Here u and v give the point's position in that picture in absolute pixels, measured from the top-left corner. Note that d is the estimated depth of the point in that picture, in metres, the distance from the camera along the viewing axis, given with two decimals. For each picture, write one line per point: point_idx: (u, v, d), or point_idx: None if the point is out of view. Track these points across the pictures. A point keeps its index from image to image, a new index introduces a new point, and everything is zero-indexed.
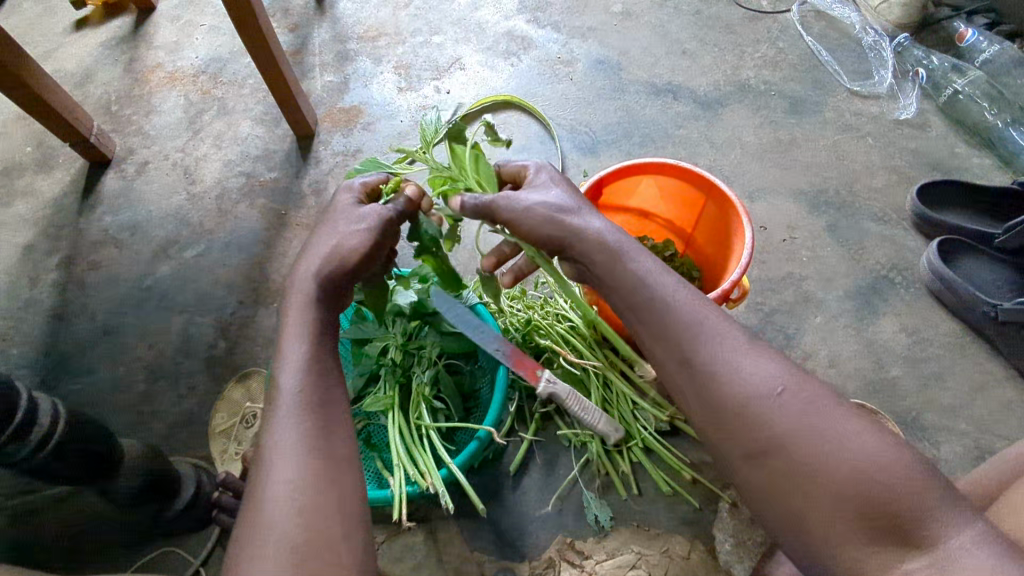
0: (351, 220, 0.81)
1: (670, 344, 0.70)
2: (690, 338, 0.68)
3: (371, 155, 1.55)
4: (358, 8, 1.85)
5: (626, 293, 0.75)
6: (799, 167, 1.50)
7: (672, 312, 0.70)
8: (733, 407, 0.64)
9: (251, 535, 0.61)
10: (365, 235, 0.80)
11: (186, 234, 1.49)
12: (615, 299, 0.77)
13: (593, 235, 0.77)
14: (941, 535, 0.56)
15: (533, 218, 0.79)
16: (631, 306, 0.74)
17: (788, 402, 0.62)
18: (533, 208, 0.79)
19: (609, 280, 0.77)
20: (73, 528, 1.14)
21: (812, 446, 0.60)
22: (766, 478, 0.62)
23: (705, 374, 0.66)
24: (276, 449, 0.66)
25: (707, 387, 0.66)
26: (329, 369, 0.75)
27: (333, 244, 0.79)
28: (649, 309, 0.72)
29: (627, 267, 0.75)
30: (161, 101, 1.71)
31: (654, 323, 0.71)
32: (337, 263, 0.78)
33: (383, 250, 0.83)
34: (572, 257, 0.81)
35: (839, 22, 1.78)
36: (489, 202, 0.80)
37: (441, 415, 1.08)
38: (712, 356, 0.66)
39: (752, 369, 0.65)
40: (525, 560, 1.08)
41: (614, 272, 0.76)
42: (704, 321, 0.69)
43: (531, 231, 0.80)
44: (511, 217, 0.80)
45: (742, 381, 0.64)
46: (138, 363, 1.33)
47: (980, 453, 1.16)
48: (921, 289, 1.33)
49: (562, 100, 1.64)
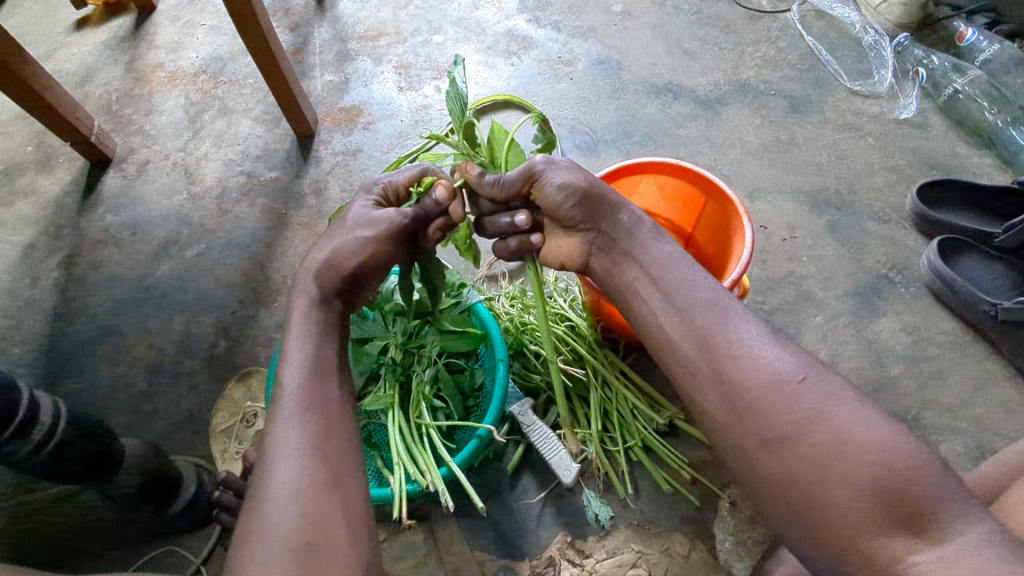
0: (355, 226, 0.85)
1: (691, 329, 0.71)
2: (713, 320, 0.70)
3: (371, 155, 1.55)
4: (359, 8, 1.85)
5: (654, 270, 0.79)
6: (798, 167, 1.50)
7: (695, 292, 0.73)
8: (751, 393, 0.65)
9: (252, 532, 0.61)
10: (366, 243, 0.84)
11: (186, 234, 1.49)
12: (636, 279, 0.81)
13: (627, 216, 0.85)
14: (952, 530, 0.55)
15: (560, 182, 0.84)
16: (657, 285, 0.78)
17: (810, 388, 0.63)
18: (566, 175, 0.84)
19: (637, 258, 0.82)
20: (71, 527, 1.14)
21: (831, 434, 0.61)
22: (783, 466, 0.63)
23: (726, 357, 0.67)
24: (280, 446, 0.67)
25: (726, 370, 0.67)
26: (331, 370, 0.76)
27: (336, 250, 0.84)
28: (675, 289, 0.75)
29: (657, 247, 0.81)
30: (161, 101, 1.71)
31: (678, 307, 0.74)
32: (334, 273, 0.83)
33: (388, 258, 0.87)
34: (591, 229, 0.86)
35: (839, 22, 1.78)
36: (529, 163, 0.85)
37: (440, 413, 1.09)
38: (733, 340, 0.68)
39: (773, 358, 0.66)
40: (525, 559, 1.08)
41: (646, 252, 0.81)
42: (728, 305, 0.72)
43: (555, 197, 0.85)
44: (541, 179, 0.85)
45: (764, 368, 0.65)
46: (139, 361, 1.33)
47: (979, 452, 1.16)
48: (921, 288, 1.34)
49: (562, 100, 1.64)
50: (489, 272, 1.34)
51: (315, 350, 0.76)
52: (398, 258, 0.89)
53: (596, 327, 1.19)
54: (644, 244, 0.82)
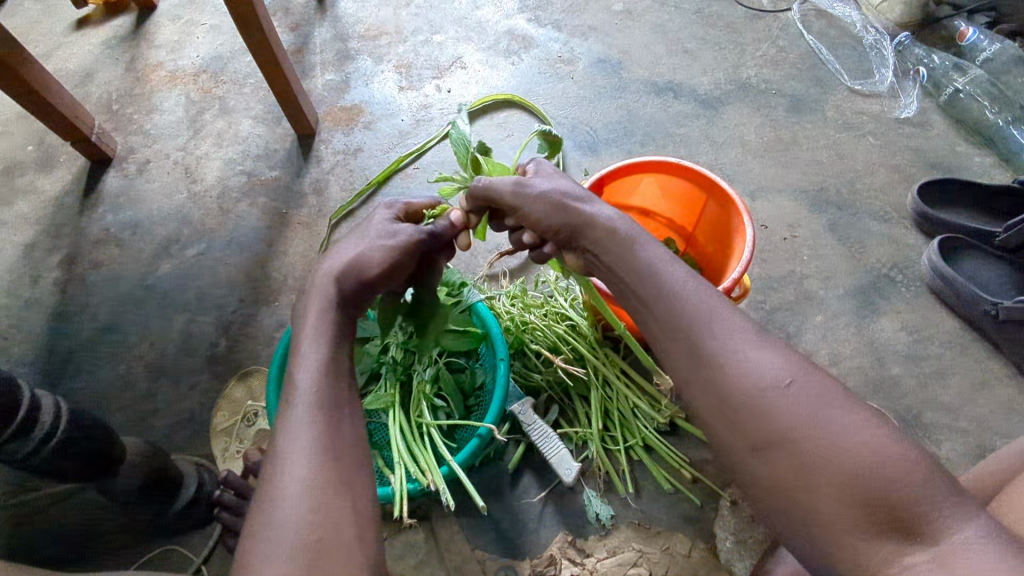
0: (380, 235, 0.86)
1: (681, 333, 0.70)
2: (704, 323, 0.69)
3: (372, 155, 1.55)
4: (359, 8, 1.85)
5: (638, 277, 0.77)
6: (798, 166, 1.50)
7: (684, 298, 0.72)
8: (743, 397, 0.64)
9: (262, 532, 0.61)
10: (388, 249, 0.84)
11: (186, 233, 1.49)
12: (625, 283, 0.79)
13: (604, 224, 0.81)
14: (946, 529, 0.56)
15: (533, 209, 0.85)
16: (641, 289, 0.76)
17: (798, 392, 0.63)
18: (540, 198, 0.85)
19: (625, 263, 0.79)
20: (72, 527, 1.14)
21: (822, 439, 0.60)
22: (777, 470, 0.62)
23: (714, 362, 0.67)
24: (290, 447, 0.67)
25: (718, 374, 0.66)
26: (341, 371, 0.76)
27: (359, 256, 0.83)
28: (660, 296, 0.74)
29: (648, 250, 0.78)
30: (162, 101, 1.71)
31: (664, 311, 0.73)
32: (356, 271, 0.82)
33: (405, 267, 0.87)
34: (579, 247, 0.86)
35: (840, 21, 1.79)
36: (503, 198, 0.87)
37: (441, 412, 1.09)
38: (724, 344, 0.67)
39: (762, 360, 0.65)
40: (526, 558, 1.08)
41: (627, 257, 0.79)
42: (715, 308, 0.70)
43: (537, 223, 0.86)
44: (524, 209, 0.86)
45: (755, 372, 0.65)
46: (141, 361, 1.33)
47: (980, 451, 1.16)
48: (922, 287, 1.34)
49: (562, 99, 1.64)
50: (489, 271, 1.34)
51: (328, 351, 0.76)
52: (408, 268, 0.89)
53: (596, 326, 1.19)
54: (625, 254, 0.79)
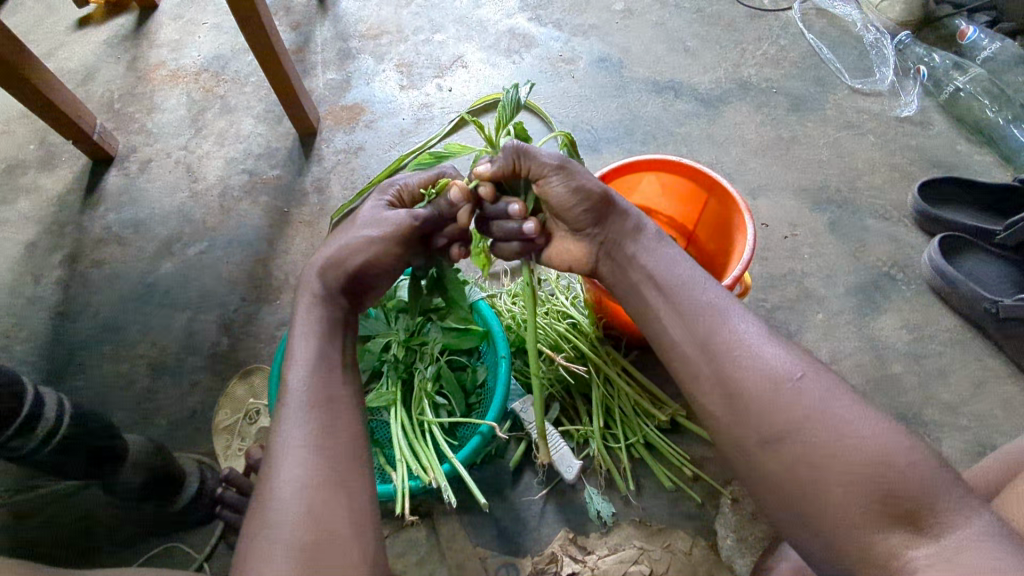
0: (367, 224, 0.86)
1: (694, 327, 0.71)
2: (710, 321, 0.71)
3: (374, 153, 1.56)
4: (360, 7, 1.85)
5: (655, 273, 0.79)
6: (798, 165, 1.50)
7: (699, 293, 0.74)
8: (749, 390, 0.65)
9: (257, 531, 0.62)
10: (376, 242, 0.85)
11: (188, 231, 1.49)
12: (637, 278, 0.81)
13: (633, 224, 0.84)
14: (950, 525, 0.56)
15: (575, 184, 0.81)
16: (655, 283, 0.78)
17: (808, 385, 0.64)
18: (582, 176, 0.82)
19: (642, 259, 0.81)
20: (74, 524, 1.14)
21: (830, 432, 0.61)
22: (782, 462, 0.63)
23: (725, 355, 0.68)
24: (284, 446, 0.67)
25: (728, 368, 0.67)
26: (338, 370, 0.76)
27: (345, 251, 0.84)
28: (676, 292, 0.75)
29: (661, 251, 0.81)
30: (163, 99, 1.72)
31: (677, 305, 0.74)
32: (337, 264, 0.83)
33: (399, 258, 0.88)
34: (597, 234, 0.85)
35: (840, 20, 1.79)
36: (544, 168, 0.81)
37: (443, 410, 1.09)
38: (732, 339, 0.68)
39: (771, 355, 0.66)
40: (527, 555, 1.08)
41: (641, 255, 0.82)
42: (727, 307, 0.72)
43: (568, 199, 0.82)
44: (562, 183, 0.82)
45: (765, 367, 0.66)
46: (142, 360, 1.33)
47: (980, 448, 1.17)
48: (923, 285, 1.34)
49: (563, 97, 1.64)
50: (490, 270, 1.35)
51: (320, 348, 0.77)
52: (403, 259, 0.89)
53: (598, 323, 1.20)
54: (648, 248, 0.82)
